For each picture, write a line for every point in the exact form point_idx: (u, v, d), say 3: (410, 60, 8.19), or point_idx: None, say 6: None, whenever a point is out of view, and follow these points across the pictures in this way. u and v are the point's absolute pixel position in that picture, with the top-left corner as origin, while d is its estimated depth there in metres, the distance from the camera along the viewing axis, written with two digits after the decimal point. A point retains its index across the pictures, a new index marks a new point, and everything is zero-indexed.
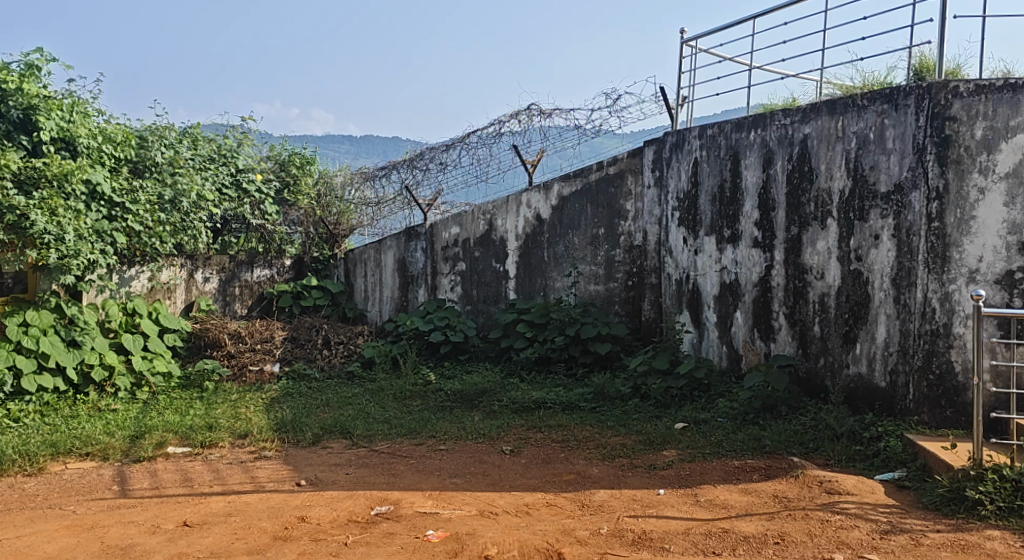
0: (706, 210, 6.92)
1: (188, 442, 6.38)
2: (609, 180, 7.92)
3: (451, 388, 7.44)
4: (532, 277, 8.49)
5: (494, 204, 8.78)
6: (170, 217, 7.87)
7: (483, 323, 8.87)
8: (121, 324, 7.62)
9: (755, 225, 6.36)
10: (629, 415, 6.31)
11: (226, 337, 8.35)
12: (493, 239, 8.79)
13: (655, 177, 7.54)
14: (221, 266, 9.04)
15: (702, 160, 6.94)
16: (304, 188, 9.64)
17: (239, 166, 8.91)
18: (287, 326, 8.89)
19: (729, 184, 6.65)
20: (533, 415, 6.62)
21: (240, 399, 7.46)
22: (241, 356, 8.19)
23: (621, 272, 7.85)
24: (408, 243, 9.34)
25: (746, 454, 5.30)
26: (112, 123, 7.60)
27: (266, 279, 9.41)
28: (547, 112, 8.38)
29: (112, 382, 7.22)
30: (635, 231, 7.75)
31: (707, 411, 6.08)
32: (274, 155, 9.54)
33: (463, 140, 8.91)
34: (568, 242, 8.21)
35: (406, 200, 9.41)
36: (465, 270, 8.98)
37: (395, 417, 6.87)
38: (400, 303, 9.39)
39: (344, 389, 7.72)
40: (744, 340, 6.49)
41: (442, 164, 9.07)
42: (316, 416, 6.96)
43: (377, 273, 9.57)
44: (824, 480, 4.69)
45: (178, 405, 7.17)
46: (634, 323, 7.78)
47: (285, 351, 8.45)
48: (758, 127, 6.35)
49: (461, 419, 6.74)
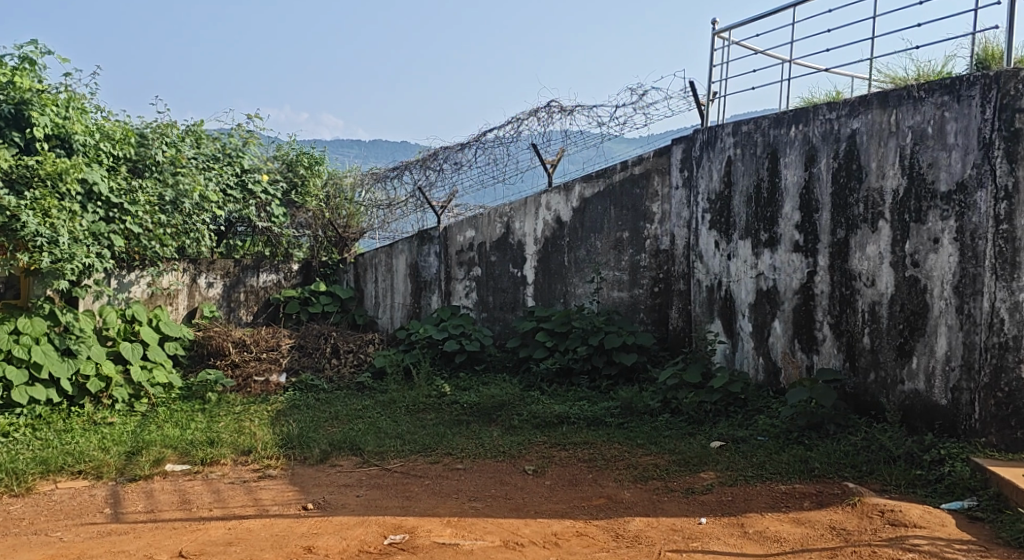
0: (740, 212, 6.47)
1: (188, 459, 5.97)
2: (633, 181, 7.49)
3: (467, 400, 7.02)
4: (552, 283, 8.05)
5: (512, 207, 8.35)
6: (171, 219, 7.48)
7: (499, 331, 8.43)
8: (120, 332, 7.23)
9: (796, 228, 5.92)
10: (660, 432, 5.86)
11: (231, 345, 7.94)
12: (510, 243, 8.37)
13: (684, 177, 7.09)
14: (226, 271, 8.63)
15: (736, 158, 6.51)
16: (312, 189, 9.26)
17: (244, 166, 8.52)
18: (294, 334, 8.49)
19: (766, 185, 6.21)
20: (556, 431, 6.18)
21: (244, 411, 7.05)
22: (246, 366, 7.79)
23: (646, 279, 7.40)
24: (421, 247, 8.91)
25: (793, 478, 4.85)
26: (110, 120, 7.22)
27: (273, 285, 8.99)
28: (568, 109, 7.96)
29: (109, 393, 6.83)
30: (661, 234, 7.30)
31: (746, 429, 5.63)
32: (281, 155, 9.14)
33: (479, 138, 8.49)
34: (590, 245, 7.78)
35: (419, 203, 9.01)
36: (481, 276, 8.56)
37: (408, 433, 6.44)
38: (412, 309, 8.97)
39: (354, 401, 7.30)
40: (784, 351, 6.04)
41: (457, 164, 8.63)
42: (324, 431, 6.54)
43: (389, 279, 9.12)
44: (885, 510, 4.23)
45: (178, 418, 6.76)
46: (661, 332, 7.31)
47: (292, 360, 8.04)
48: (799, 122, 5.91)
49: (479, 435, 6.31)
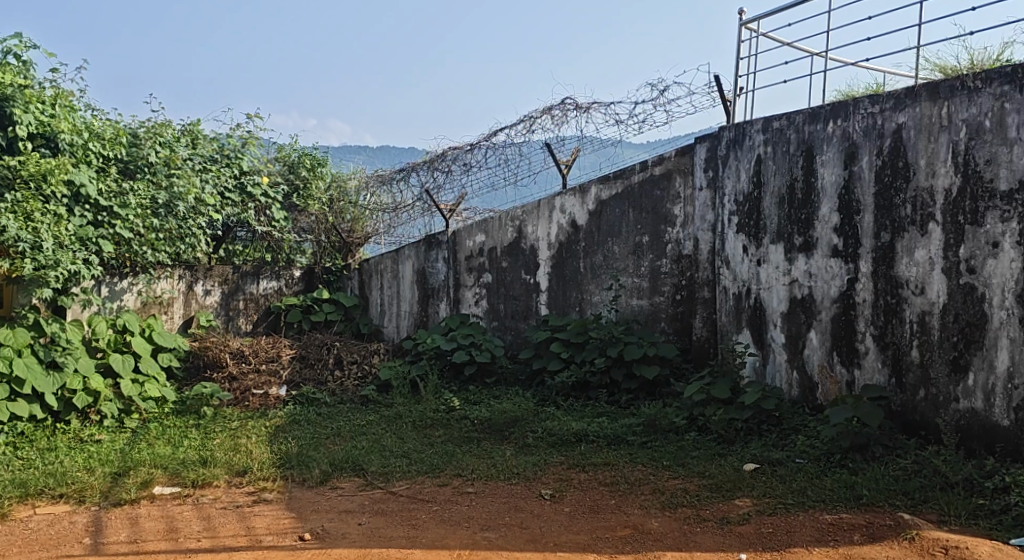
0: (771, 215, 6.03)
1: (178, 481, 5.55)
2: (654, 182, 7.04)
3: (478, 416, 6.58)
4: (567, 290, 7.62)
5: (524, 210, 7.91)
6: (165, 224, 7.05)
7: (511, 341, 7.99)
8: (110, 343, 6.83)
9: (834, 231, 5.48)
10: (686, 453, 5.41)
11: (228, 356, 7.53)
12: (522, 248, 7.94)
13: (708, 178, 6.65)
14: (223, 277, 8.23)
15: (767, 156, 6.07)
16: (315, 192, 8.76)
17: (244, 168, 8.08)
18: (296, 343, 8.08)
19: (800, 185, 5.77)
20: (574, 450, 5.73)
21: (241, 427, 6.62)
22: (244, 378, 7.37)
23: (667, 286, 6.95)
24: (428, 252, 8.51)
25: (839, 507, 4.39)
26: (100, 119, 6.81)
27: (273, 292, 8.57)
28: (584, 107, 7.52)
29: (97, 409, 6.42)
30: (683, 239, 6.85)
31: (781, 450, 5.18)
32: (282, 157, 8.67)
33: (489, 138, 8.07)
34: (607, 250, 7.34)
35: (426, 206, 8.58)
36: (492, 282, 8.14)
37: (414, 451, 6.00)
38: (419, 318, 8.54)
39: (358, 417, 6.86)
40: (821, 365, 5.60)
41: (466, 166, 8.20)
42: (325, 449, 6.11)
43: (394, 285, 8.70)
44: (949, 547, 3.76)
45: (170, 434, 6.35)
46: (684, 343, 6.85)
47: (292, 373, 7.63)
48: (838, 117, 5.48)
49: (491, 454, 5.87)
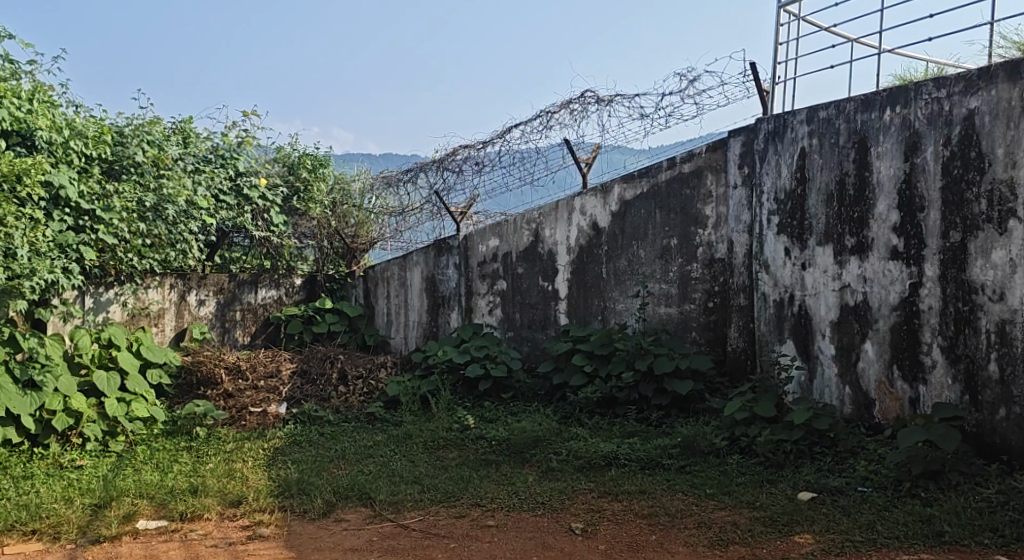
0: (817, 214, 5.48)
1: (165, 514, 4.99)
2: (682, 181, 6.49)
3: (495, 436, 6.02)
4: (588, 298, 7.06)
5: (540, 211, 7.36)
6: (153, 228, 6.53)
7: (528, 353, 7.44)
8: (94, 359, 6.29)
9: (893, 230, 4.93)
10: (732, 479, 4.85)
11: (223, 372, 6.98)
12: (540, 253, 7.39)
13: (743, 175, 6.10)
14: (219, 287, 7.69)
15: (812, 150, 5.51)
16: (317, 194, 8.20)
17: (240, 168, 7.53)
18: (297, 357, 7.54)
19: (852, 180, 5.23)
20: (604, 475, 5.17)
21: (236, 449, 6.08)
22: (240, 396, 6.81)
23: (698, 292, 6.39)
24: (438, 258, 7.95)
25: (917, 546, 3.82)
26: (82, 115, 6.27)
27: (273, 302, 8.03)
28: (605, 99, 6.98)
29: (79, 431, 5.88)
30: (716, 241, 6.29)
31: (839, 477, 4.62)
32: (281, 157, 8.09)
33: (503, 136, 7.58)
34: (632, 254, 6.80)
35: (436, 209, 8.02)
36: (506, 290, 7.59)
37: (427, 477, 5.44)
38: (428, 329, 7.99)
39: (364, 437, 6.31)
40: (879, 380, 5.06)
41: (478, 165, 7.66)
42: (328, 475, 5.54)
43: (402, 294, 8.15)
44: None
45: (159, 459, 5.83)
46: (717, 354, 6.29)
47: (293, 389, 7.08)
48: (896, 103, 4.94)
49: (511, 479, 5.31)
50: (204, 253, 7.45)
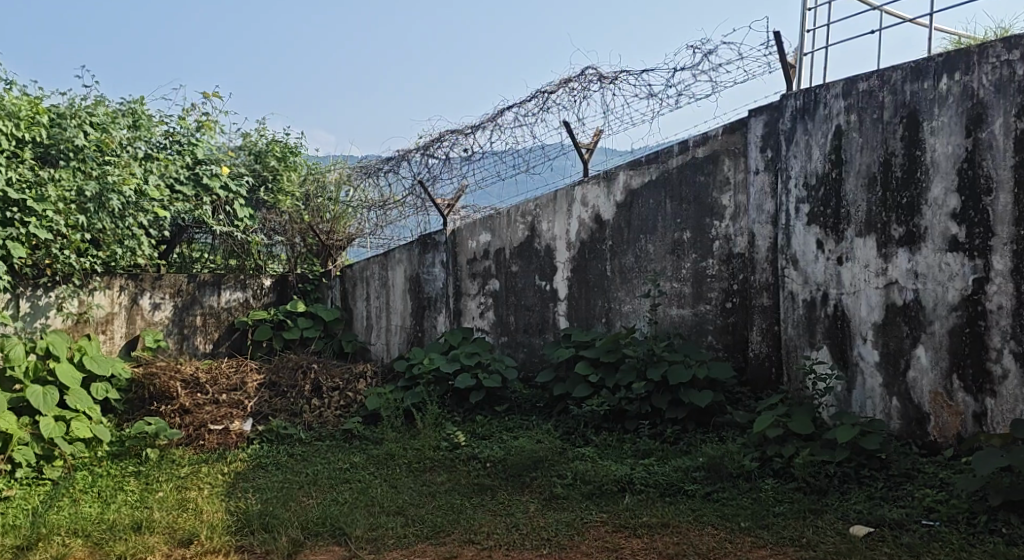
0: (856, 200, 4.79)
1: (100, 556, 4.22)
2: (696, 167, 5.79)
3: (488, 456, 5.29)
4: (591, 298, 6.34)
5: (537, 203, 6.64)
6: (95, 222, 5.71)
7: (524, 360, 6.71)
8: (28, 372, 5.51)
9: (952, 218, 4.28)
10: (768, 509, 4.13)
11: (180, 384, 6.22)
12: (536, 249, 6.66)
13: (766, 158, 5.39)
14: (176, 289, 6.92)
15: (850, 127, 4.82)
16: (287, 184, 7.48)
17: (199, 155, 6.73)
18: (265, 367, 6.79)
19: (899, 161, 4.55)
20: (617, 504, 4.45)
21: (192, 476, 5.34)
22: (199, 412, 6.06)
23: (715, 292, 5.69)
24: (423, 256, 7.20)
25: None
26: (13, 93, 5.50)
27: (238, 305, 7.27)
28: (609, 77, 6.27)
29: (8, 456, 5.09)
30: (734, 234, 5.59)
31: (898, 507, 3.93)
32: (247, 145, 7.38)
33: (495, 120, 6.88)
34: (639, 250, 6.09)
35: (420, 201, 7.27)
36: (499, 291, 6.86)
37: (411, 507, 4.70)
38: (412, 333, 7.24)
39: (339, 458, 5.56)
40: (934, 391, 4.38)
41: (468, 151, 6.92)
42: (295, 506, 4.79)
43: (383, 295, 7.40)
44: None
45: (103, 488, 5.08)
46: (738, 361, 5.59)
47: (259, 403, 6.34)
48: (955, 70, 4.30)
49: (508, 508, 4.59)
50: (158, 251, 6.69)
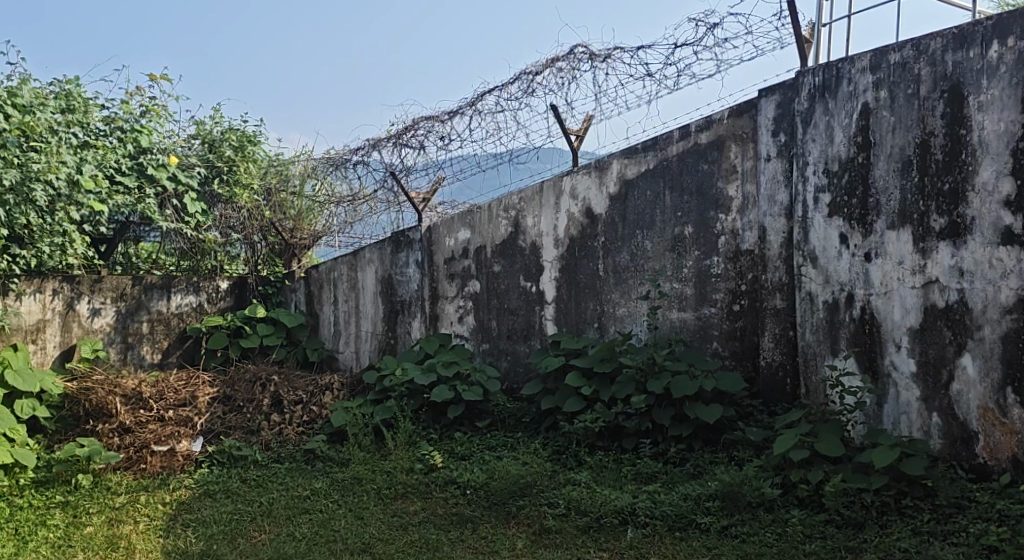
0: (887, 188, 4.21)
1: None
2: (698, 154, 5.19)
3: (469, 481, 4.65)
4: (581, 301, 5.71)
5: (521, 195, 6.01)
6: (16, 217, 5.07)
7: (507, 369, 6.07)
8: None
9: (1006, 206, 3.74)
10: (799, 548, 3.52)
11: (120, 400, 5.52)
12: (520, 247, 6.03)
13: (779, 143, 4.80)
14: (119, 293, 6.24)
15: (879, 105, 4.25)
16: (244, 176, 6.75)
17: (144, 143, 6.08)
18: (219, 379, 6.10)
19: (939, 142, 4.00)
20: (620, 541, 3.83)
21: (127, 507, 4.65)
22: (142, 431, 5.37)
23: (721, 293, 5.08)
24: (395, 255, 6.55)
25: None
26: None
27: (191, 310, 6.58)
28: (600, 54, 5.65)
29: None
30: (742, 228, 4.99)
31: (953, 545, 3.35)
32: (200, 133, 6.71)
33: (475, 103, 6.24)
34: (635, 246, 5.47)
35: (391, 195, 6.59)
36: (479, 293, 6.21)
37: (378, 543, 4.05)
38: (384, 340, 6.57)
39: (299, 484, 4.89)
40: (983, 407, 3.82)
41: (444, 139, 6.28)
42: (244, 543, 4.12)
43: (351, 299, 6.72)
44: None
45: (21, 522, 4.38)
46: (747, 370, 4.98)
47: (211, 420, 5.68)
48: (1008, 35, 3.76)
49: (492, 544, 3.94)
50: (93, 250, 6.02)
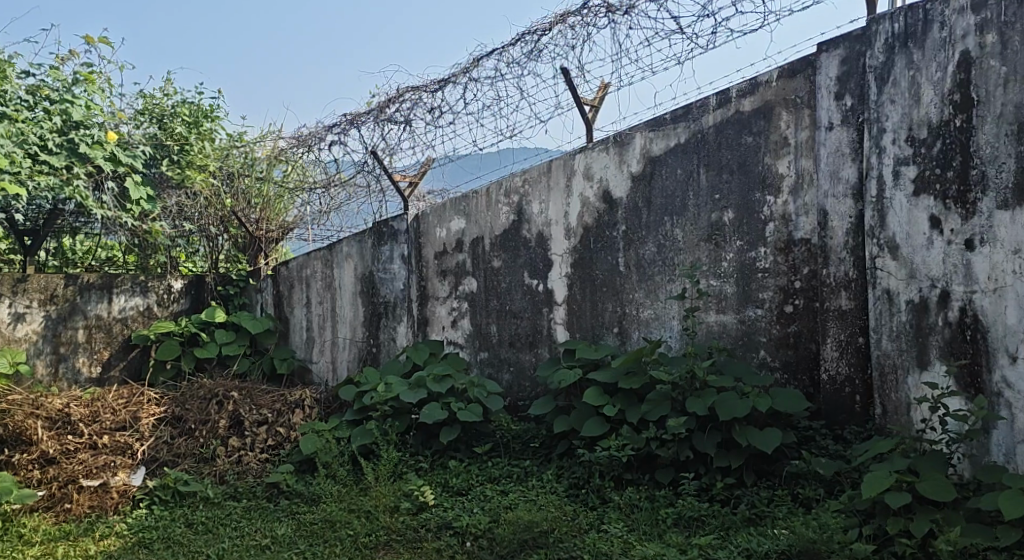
0: (998, 157, 3.37)
1: None
2: (740, 124, 4.29)
3: (469, 527, 3.72)
4: (597, 302, 4.80)
5: (525, 177, 5.09)
6: None
7: (509, 382, 5.15)
8: None
9: None
10: None
11: (43, 425, 4.59)
12: (524, 237, 5.11)
13: (845, 108, 3.91)
14: (48, 295, 5.42)
15: (985, 53, 3.42)
16: (198, 157, 5.98)
17: (75, 117, 5.19)
18: (168, 395, 5.16)
19: None
20: None
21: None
22: (69, 462, 4.45)
23: (770, 292, 4.18)
24: (377, 249, 5.62)
25: None
26: None
27: (137, 315, 5.67)
28: (619, 7, 4.75)
29: None
30: (796, 213, 4.09)
31: None
32: (148, 109, 5.94)
33: (470, 70, 5.33)
34: (663, 236, 4.56)
35: (374, 181, 5.64)
36: (476, 292, 5.29)
37: None
38: (364, 349, 5.63)
39: (259, 531, 3.95)
40: None
41: (434, 113, 5.37)
42: None
43: (325, 300, 5.78)
44: None
45: None
46: (805, 386, 4.08)
47: (155, 447, 4.76)
48: None
49: None
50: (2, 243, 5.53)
